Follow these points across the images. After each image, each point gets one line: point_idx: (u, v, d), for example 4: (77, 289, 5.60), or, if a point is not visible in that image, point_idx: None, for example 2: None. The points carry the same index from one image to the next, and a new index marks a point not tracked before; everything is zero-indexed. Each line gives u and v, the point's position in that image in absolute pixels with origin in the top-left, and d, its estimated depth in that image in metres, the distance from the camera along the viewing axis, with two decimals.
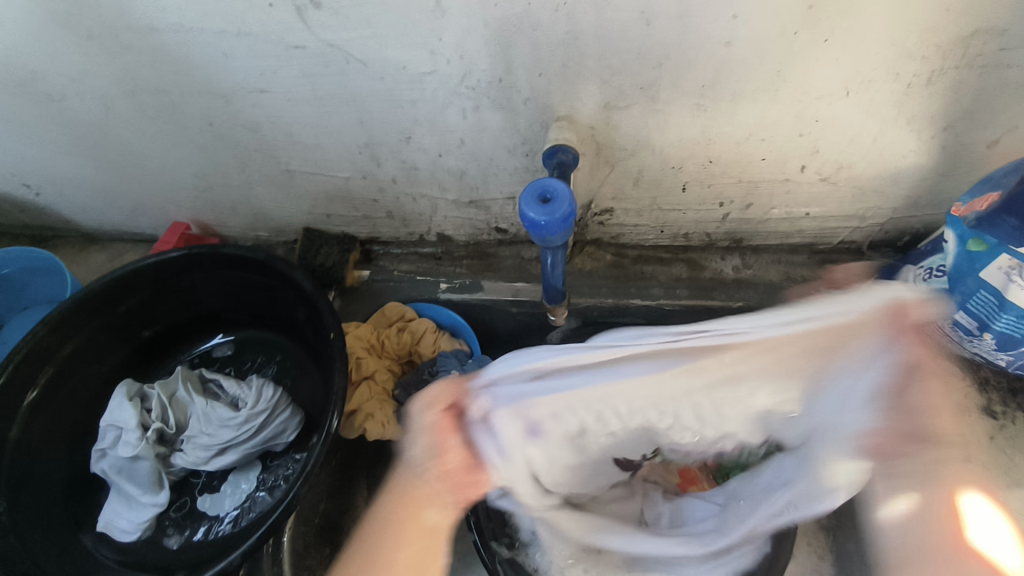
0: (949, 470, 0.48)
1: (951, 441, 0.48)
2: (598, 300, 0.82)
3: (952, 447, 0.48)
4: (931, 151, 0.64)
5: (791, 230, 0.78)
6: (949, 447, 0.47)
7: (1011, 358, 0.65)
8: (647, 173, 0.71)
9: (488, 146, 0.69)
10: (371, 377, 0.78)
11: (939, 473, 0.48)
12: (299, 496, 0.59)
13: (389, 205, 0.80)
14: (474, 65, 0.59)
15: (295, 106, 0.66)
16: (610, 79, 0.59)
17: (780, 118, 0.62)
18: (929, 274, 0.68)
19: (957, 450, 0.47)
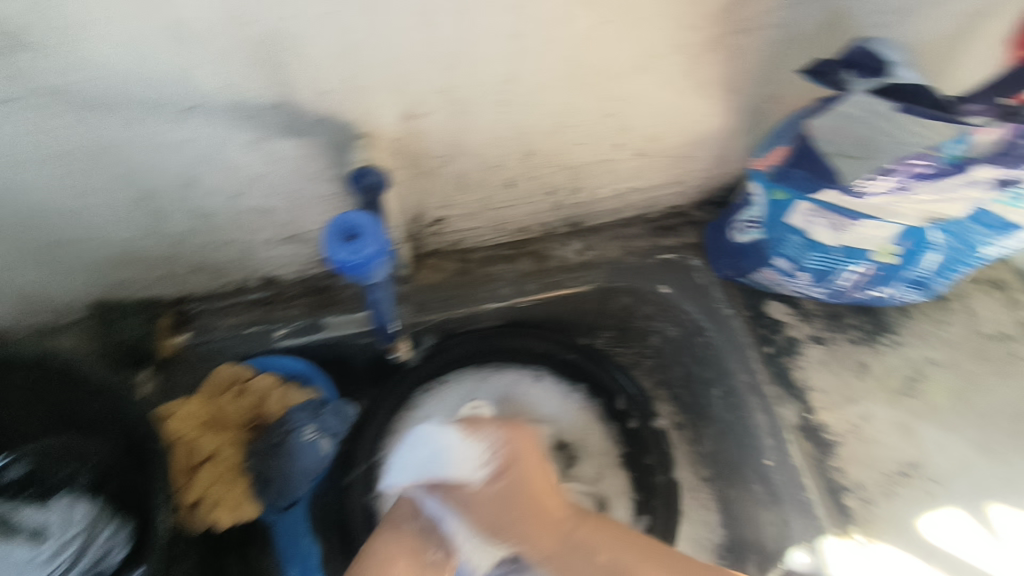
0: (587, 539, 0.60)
1: (551, 528, 0.61)
2: (452, 312, 0.77)
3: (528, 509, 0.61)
4: (725, 112, 0.67)
5: (621, 205, 0.79)
6: (543, 534, 0.60)
7: (825, 289, 0.72)
8: (469, 176, 0.67)
9: (289, 177, 0.61)
10: (213, 458, 0.70)
11: (581, 543, 0.60)
12: None
13: (193, 257, 0.70)
14: (245, 93, 0.51)
15: (31, 168, 0.54)
16: (403, 87, 0.54)
17: (584, 102, 0.61)
18: (747, 226, 0.72)
19: (581, 532, 0.61)
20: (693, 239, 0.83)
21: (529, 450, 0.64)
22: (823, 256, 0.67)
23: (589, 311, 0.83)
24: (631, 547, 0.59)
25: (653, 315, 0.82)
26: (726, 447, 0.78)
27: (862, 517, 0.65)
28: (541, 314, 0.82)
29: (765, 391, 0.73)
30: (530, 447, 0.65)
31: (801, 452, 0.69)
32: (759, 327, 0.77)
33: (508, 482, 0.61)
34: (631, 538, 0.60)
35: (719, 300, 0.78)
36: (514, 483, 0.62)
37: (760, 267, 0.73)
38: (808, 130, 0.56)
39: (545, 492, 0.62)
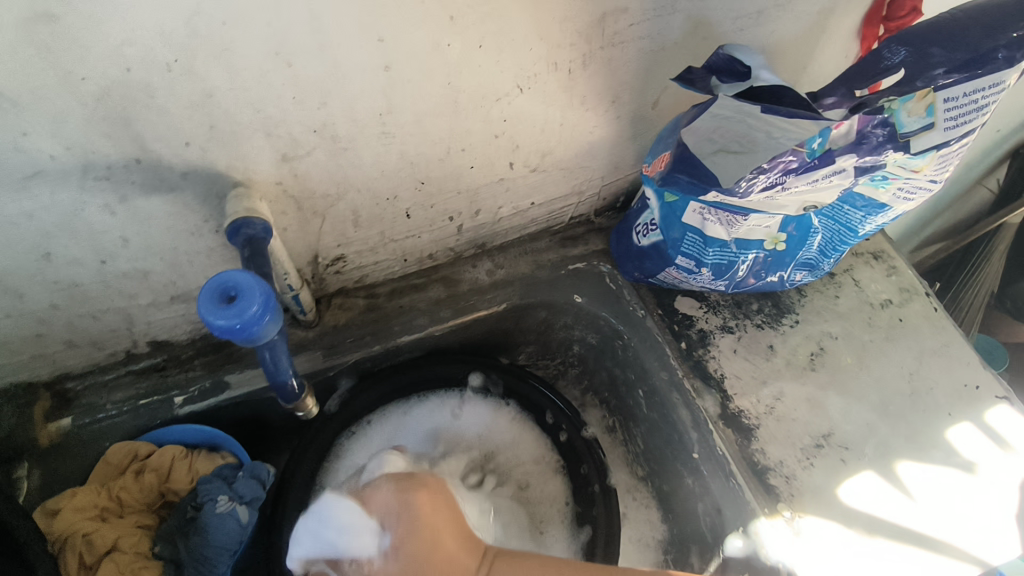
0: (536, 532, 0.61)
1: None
2: (366, 351, 0.74)
3: (483, 509, 0.64)
4: (611, 121, 0.68)
5: (525, 221, 0.79)
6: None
7: (727, 281, 0.74)
8: (363, 212, 0.65)
9: (163, 235, 0.56)
10: (115, 549, 0.62)
11: (516, 524, 0.62)
12: None
13: (64, 333, 0.63)
14: (92, 153, 0.46)
15: None
16: (274, 129, 0.51)
17: (470, 126, 0.60)
18: (647, 229, 0.74)
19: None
20: (600, 245, 0.84)
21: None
22: (720, 250, 0.70)
23: (507, 330, 0.83)
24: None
25: (571, 324, 0.82)
26: (657, 445, 0.79)
27: (788, 493, 0.68)
28: (460, 339, 0.81)
29: (685, 386, 0.74)
30: (437, 500, 0.53)
31: (725, 441, 0.71)
32: (672, 324, 0.79)
33: (453, 449, 0.66)
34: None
35: (631, 303, 0.80)
36: (461, 454, 0.67)
37: (664, 267, 0.75)
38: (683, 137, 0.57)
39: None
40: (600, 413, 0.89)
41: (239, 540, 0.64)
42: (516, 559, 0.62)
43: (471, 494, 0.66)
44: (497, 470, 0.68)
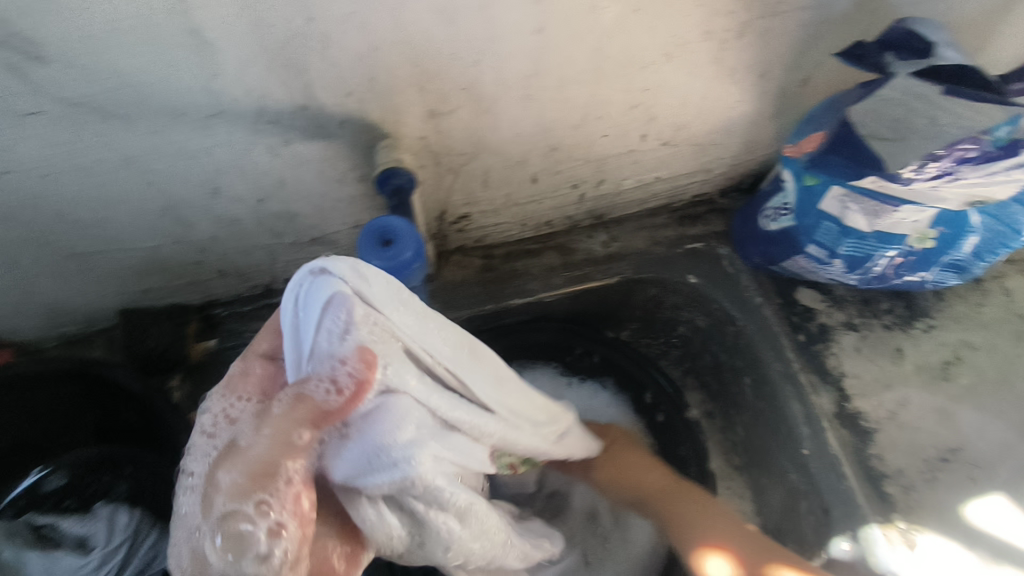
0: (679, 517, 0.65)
1: (651, 486, 0.68)
2: (479, 309, 0.76)
3: (651, 489, 0.68)
4: (754, 97, 0.65)
5: (646, 195, 0.78)
6: (659, 493, 0.68)
7: (860, 276, 0.70)
8: (493, 173, 0.66)
9: (314, 180, 0.60)
10: None
11: (665, 512, 0.66)
12: None
13: (218, 264, 0.69)
14: (268, 97, 0.50)
15: (57, 182, 0.54)
16: (427, 85, 0.53)
17: (610, 94, 0.59)
18: (778, 214, 0.71)
19: (681, 501, 0.66)
20: (719, 227, 0.82)
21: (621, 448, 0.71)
22: (857, 243, 0.65)
23: (616, 304, 0.82)
24: (707, 522, 0.64)
25: (680, 305, 0.81)
26: (761, 437, 0.77)
27: (904, 503, 0.65)
28: (568, 308, 0.81)
29: (801, 379, 0.71)
30: (627, 444, 0.72)
31: (839, 441, 0.68)
32: (791, 315, 0.75)
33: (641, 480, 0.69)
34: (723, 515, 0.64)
35: (749, 289, 0.77)
36: (622, 443, 0.72)
37: (792, 255, 0.71)
38: (848, 115, 0.54)
39: (656, 474, 0.69)
40: (699, 397, 0.87)
41: None
42: (679, 533, 0.64)
43: (619, 483, 0.69)
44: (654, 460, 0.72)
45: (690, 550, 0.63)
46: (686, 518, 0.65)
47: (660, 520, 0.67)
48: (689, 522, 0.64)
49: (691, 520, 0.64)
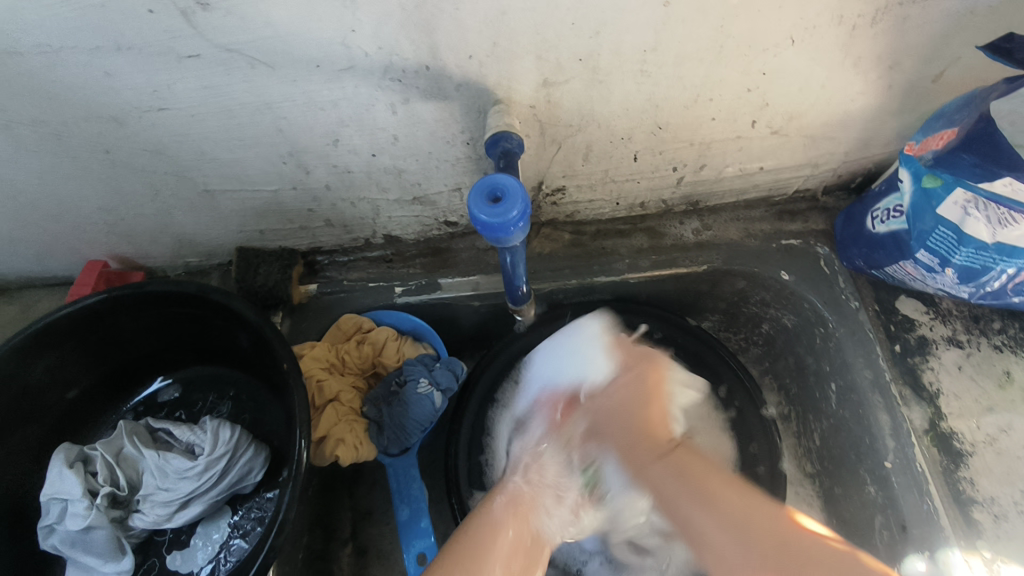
0: (683, 469, 0.53)
1: (653, 445, 0.56)
2: (562, 282, 0.78)
3: (647, 443, 0.56)
4: (879, 90, 0.62)
5: (746, 185, 0.76)
6: (654, 448, 0.56)
7: (973, 289, 0.65)
8: (595, 148, 0.67)
9: (425, 140, 0.63)
10: (336, 399, 0.73)
11: (678, 462, 0.54)
12: (283, 523, 0.58)
13: (327, 213, 0.74)
14: (396, 55, 0.53)
15: (203, 121, 0.59)
16: (545, 54, 0.54)
17: (726, 75, 0.58)
18: (888, 215, 0.67)
19: (683, 454, 0.55)
20: (820, 226, 0.79)
21: (653, 395, 0.60)
22: (975, 253, 0.60)
23: (699, 293, 0.82)
24: (730, 487, 0.51)
25: (768, 302, 0.79)
26: (839, 445, 0.74)
27: (992, 533, 0.62)
28: (651, 292, 0.82)
29: (891, 390, 0.68)
30: (659, 378, 0.61)
31: (928, 459, 0.64)
32: (888, 324, 0.72)
33: (624, 399, 0.60)
34: (765, 503, 0.50)
35: (845, 292, 0.74)
36: (637, 396, 0.59)
37: (898, 261, 0.68)
38: (988, 109, 0.56)
39: (665, 448, 0.56)
40: (775, 399, 0.85)
41: (430, 421, 0.73)
42: (673, 510, 0.52)
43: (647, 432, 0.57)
44: (667, 417, 0.59)
45: (698, 530, 0.49)
46: (730, 516, 0.48)
47: (666, 484, 0.53)
48: (687, 491, 0.51)
49: (694, 503, 0.50)
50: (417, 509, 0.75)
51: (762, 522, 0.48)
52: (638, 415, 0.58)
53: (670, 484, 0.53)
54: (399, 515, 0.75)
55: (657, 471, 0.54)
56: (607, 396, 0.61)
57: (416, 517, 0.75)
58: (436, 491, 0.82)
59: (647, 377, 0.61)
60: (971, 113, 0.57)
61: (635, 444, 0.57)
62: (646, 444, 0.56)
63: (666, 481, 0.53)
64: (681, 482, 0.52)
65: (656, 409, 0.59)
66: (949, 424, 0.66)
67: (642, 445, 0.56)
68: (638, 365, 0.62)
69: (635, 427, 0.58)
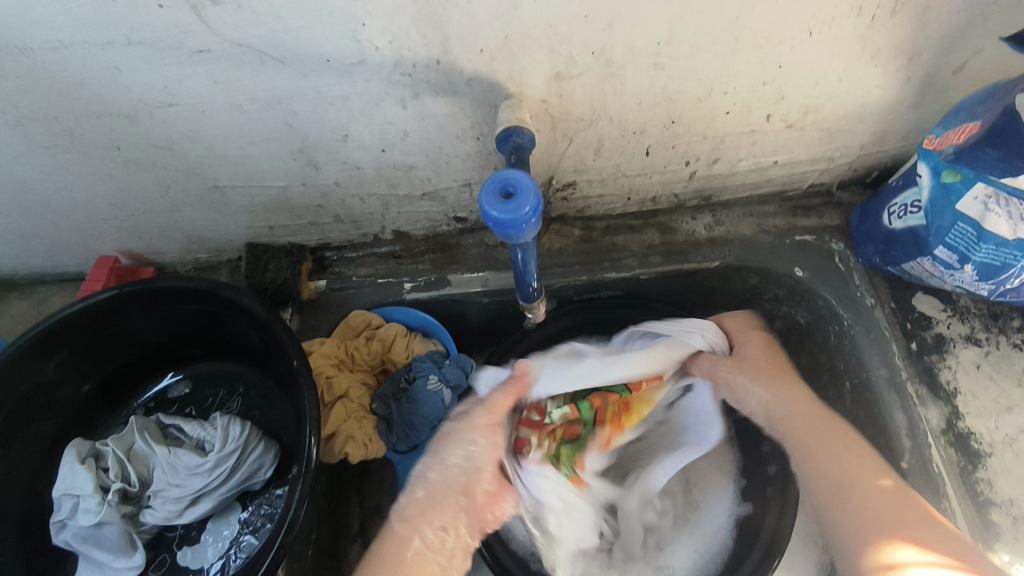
0: (828, 442, 0.53)
1: (801, 400, 0.58)
2: (573, 278, 0.78)
3: (780, 379, 0.61)
4: (897, 83, 0.61)
5: (760, 180, 0.75)
6: (803, 403, 0.57)
7: (993, 287, 0.64)
8: (607, 142, 0.66)
9: (435, 134, 0.63)
10: (345, 396, 0.72)
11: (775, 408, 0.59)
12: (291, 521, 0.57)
13: (336, 208, 0.74)
14: (406, 49, 0.52)
15: (214, 116, 0.59)
16: (557, 47, 0.53)
17: (741, 68, 0.57)
18: (905, 211, 0.66)
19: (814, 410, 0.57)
20: (835, 221, 0.78)
21: (757, 350, 0.64)
22: (996, 249, 0.59)
23: (711, 289, 0.81)
24: (847, 441, 0.53)
25: (782, 299, 0.78)
26: None
27: (1011, 535, 0.61)
28: (662, 289, 0.81)
29: (907, 390, 0.67)
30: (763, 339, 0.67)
31: (945, 460, 0.63)
32: (904, 322, 0.71)
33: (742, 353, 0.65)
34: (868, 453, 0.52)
35: (861, 289, 0.73)
36: (755, 366, 0.63)
37: (916, 257, 0.67)
38: (1015, 103, 0.53)
39: (792, 391, 0.59)
40: None
41: (439, 419, 0.72)
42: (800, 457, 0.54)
43: (756, 374, 0.62)
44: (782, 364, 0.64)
45: (803, 463, 0.54)
46: (869, 489, 0.49)
47: (794, 428, 0.56)
48: (804, 438, 0.55)
49: (809, 437, 0.54)
50: None
51: (869, 480, 0.50)
52: (754, 358, 0.63)
53: (813, 437, 0.54)
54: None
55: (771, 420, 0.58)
56: (754, 351, 0.65)
57: None
58: None
59: (746, 334, 0.67)
60: (996, 105, 0.55)
61: (794, 410, 0.57)
62: (778, 384, 0.60)
63: (825, 425, 0.55)
64: (813, 437, 0.54)
65: (762, 353, 0.64)
66: (967, 424, 0.65)
67: (821, 418, 0.56)
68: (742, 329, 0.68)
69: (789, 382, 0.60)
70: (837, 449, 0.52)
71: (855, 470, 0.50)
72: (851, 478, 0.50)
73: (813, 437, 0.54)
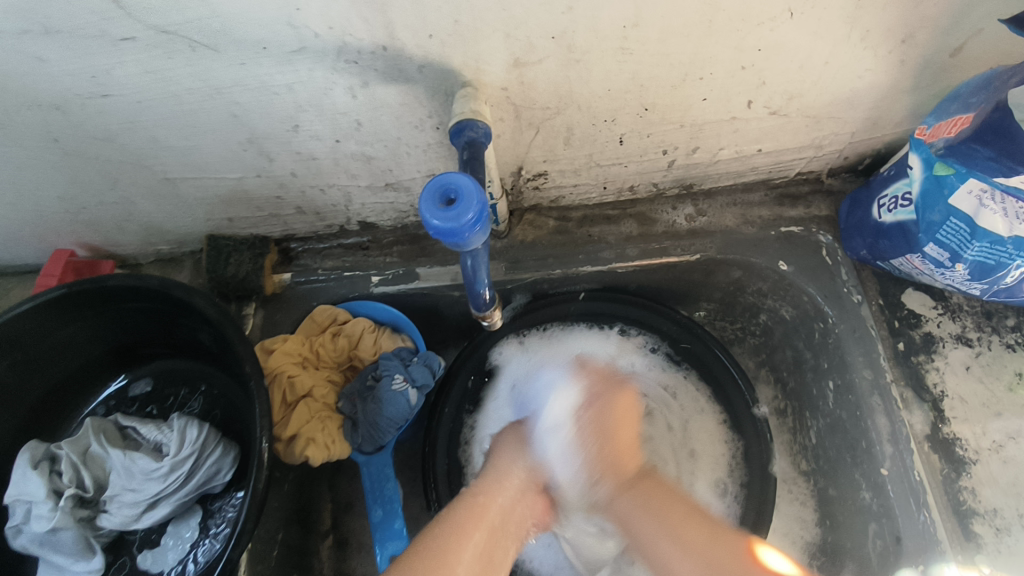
0: (652, 500, 0.54)
1: (620, 472, 0.56)
2: (546, 272, 0.74)
3: (613, 473, 0.56)
4: (889, 67, 0.56)
5: (744, 168, 0.71)
6: (614, 477, 0.56)
7: (986, 286, 0.60)
8: (576, 131, 0.62)
9: (391, 124, 0.59)
10: (309, 395, 0.70)
11: (642, 497, 0.55)
12: (248, 528, 0.56)
13: (296, 200, 0.70)
14: (349, 35, 0.48)
15: (152, 108, 0.55)
16: (514, 31, 0.49)
17: (717, 52, 0.53)
18: (895, 204, 0.62)
19: (648, 484, 0.56)
20: (823, 211, 0.73)
21: (626, 427, 0.58)
22: (990, 248, 0.55)
23: (692, 282, 0.78)
24: (691, 522, 0.51)
25: (766, 292, 0.75)
26: (834, 447, 0.70)
27: (992, 547, 0.58)
28: (641, 282, 0.77)
29: (892, 393, 0.64)
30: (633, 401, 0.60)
31: (927, 467, 0.61)
32: (892, 319, 0.67)
33: (602, 413, 0.57)
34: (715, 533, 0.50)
35: (847, 284, 0.69)
36: (601, 429, 0.56)
37: (904, 253, 0.63)
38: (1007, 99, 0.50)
39: (610, 482, 0.56)
40: (771, 393, 0.81)
41: (406, 419, 0.70)
42: (628, 532, 0.54)
43: (607, 467, 0.56)
44: (635, 443, 0.59)
45: (647, 546, 0.52)
46: (679, 528, 0.51)
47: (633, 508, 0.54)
48: (646, 527, 0.52)
49: (656, 524, 0.52)
50: (392, 510, 0.69)
51: (724, 535, 0.50)
52: (603, 451, 0.56)
53: (644, 526, 0.52)
54: (373, 515, 0.70)
55: (618, 516, 0.55)
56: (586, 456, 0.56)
57: (389, 518, 0.69)
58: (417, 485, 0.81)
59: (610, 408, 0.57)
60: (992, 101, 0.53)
61: (619, 482, 0.56)
62: (602, 477, 0.56)
63: (655, 504, 0.54)
64: (647, 529, 0.52)
65: (601, 424, 0.56)
66: (952, 429, 0.62)
67: (617, 480, 0.56)
68: (608, 393, 0.58)
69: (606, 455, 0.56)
70: (718, 538, 0.50)
71: (697, 539, 0.50)
72: (712, 546, 0.49)
73: (645, 530, 0.52)
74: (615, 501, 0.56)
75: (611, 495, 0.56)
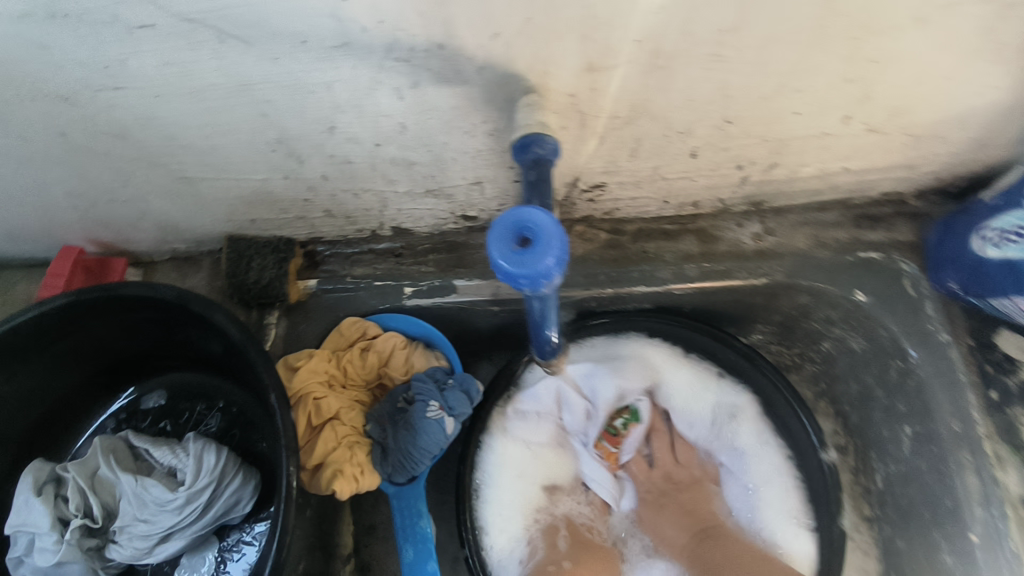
0: (722, 547, 0.69)
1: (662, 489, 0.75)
2: (595, 291, 0.67)
3: (686, 524, 0.72)
4: (1018, 84, 0.48)
5: (823, 187, 0.63)
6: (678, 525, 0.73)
7: None
8: (646, 143, 0.55)
9: (440, 129, 0.52)
10: (335, 418, 0.65)
11: (715, 546, 0.70)
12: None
13: (326, 204, 0.64)
14: (402, 31, 0.41)
15: (170, 104, 0.49)
16: (593, 32, 0.42)
17: (824, 62, 0.45)
18: (1003, 239, 0.55)
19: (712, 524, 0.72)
20: (907, 236, 0.66)
21: (689, 497, 0.74)
22: None
23: (752, 305, 0.70)
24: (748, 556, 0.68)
25: (834, 321, 0.67)
26: (908, 497, 0.65)
27: None
28: (698, 302, 0.70)
29: (984, 449, 0.59)
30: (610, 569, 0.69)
31: None
32: (984, 363, 0.61)
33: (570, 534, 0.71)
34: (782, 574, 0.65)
35: (933, 320, 0.62)
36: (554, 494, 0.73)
37: (1011, 294, 0.56)
38: None
39: (682, 530, 0.72)
40: (832, 426, 0.75)
41: (440, 448, 0.65)
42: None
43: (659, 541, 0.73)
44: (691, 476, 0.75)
45: None
46: (734, 554, 0.68)
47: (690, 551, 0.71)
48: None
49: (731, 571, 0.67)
50: (425, 550, 0.66)
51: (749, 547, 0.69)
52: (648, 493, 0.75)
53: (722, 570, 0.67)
54: (403, 556, 0.66)
55: (696, 544, 0.71)
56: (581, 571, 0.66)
57: (422, 558, 0.66)
58: (447, 508, 0.77)
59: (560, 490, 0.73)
60: None
61: (674, 494, 0.74)
62: (680, 525, 0.73)
63: (714, 535, 0.71)
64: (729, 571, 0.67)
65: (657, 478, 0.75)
66: None
67: (679, 509, 0.73)
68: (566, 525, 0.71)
69: (666, 485, 0.75)
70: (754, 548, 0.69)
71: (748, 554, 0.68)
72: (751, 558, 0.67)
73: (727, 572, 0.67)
74: (688, 553, 0.71)
75: (646, 509, 0.74)
